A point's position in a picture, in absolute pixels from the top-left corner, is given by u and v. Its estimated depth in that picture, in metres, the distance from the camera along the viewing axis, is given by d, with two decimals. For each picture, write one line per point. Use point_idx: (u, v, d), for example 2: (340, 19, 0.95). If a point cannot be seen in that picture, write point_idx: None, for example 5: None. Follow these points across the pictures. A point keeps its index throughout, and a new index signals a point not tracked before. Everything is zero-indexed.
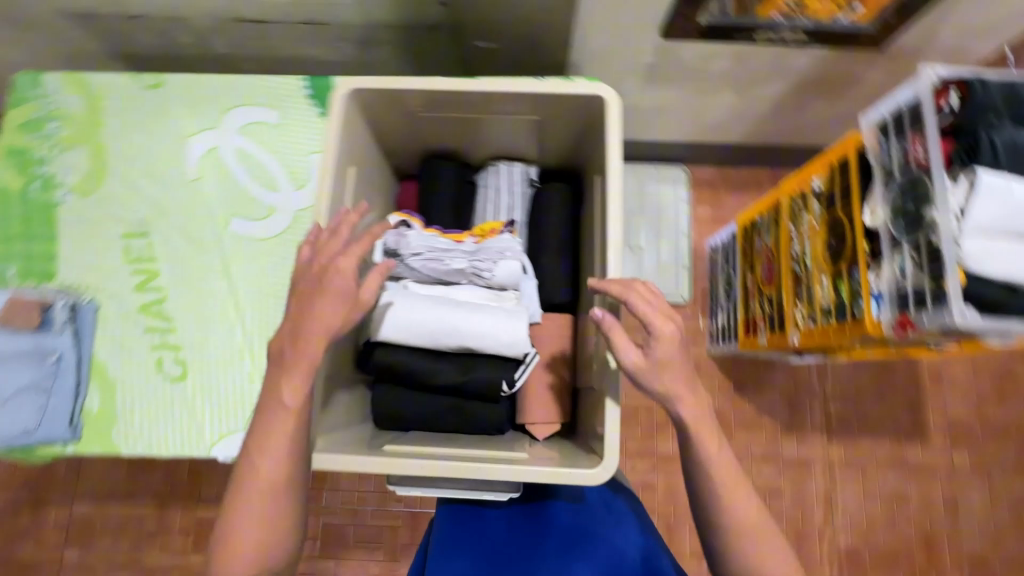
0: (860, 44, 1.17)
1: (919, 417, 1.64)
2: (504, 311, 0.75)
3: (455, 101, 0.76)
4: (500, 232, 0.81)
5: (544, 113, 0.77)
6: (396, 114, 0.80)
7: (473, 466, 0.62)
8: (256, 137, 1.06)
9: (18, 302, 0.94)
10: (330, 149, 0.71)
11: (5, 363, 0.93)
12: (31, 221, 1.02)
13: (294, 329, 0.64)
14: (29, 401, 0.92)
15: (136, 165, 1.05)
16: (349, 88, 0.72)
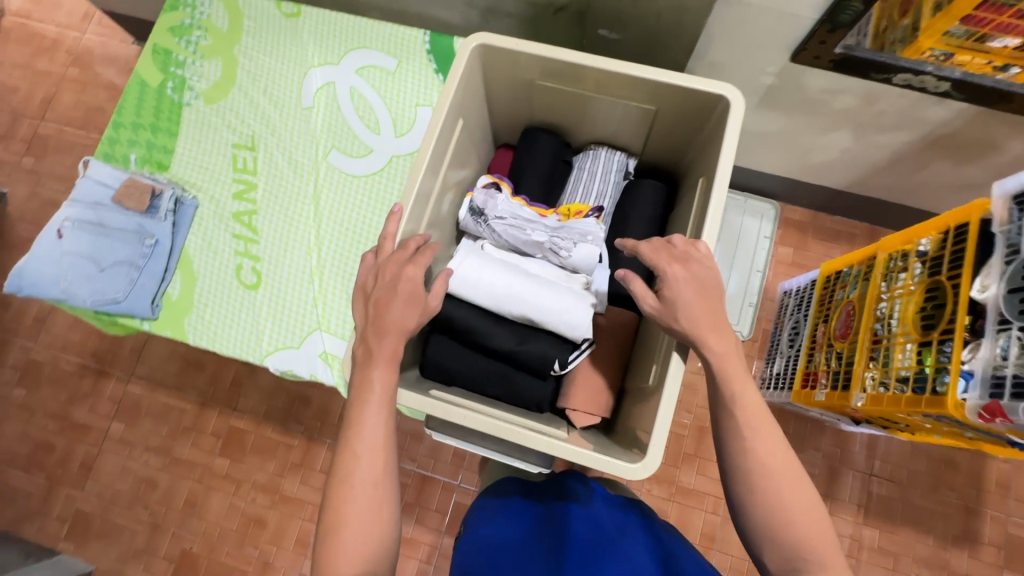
0: (1011, 106, 1.07)
1: (973, 523, 1.50)
2: (573, 292, 0.74)
3: (575, 74, 0.76)
4: (586, 215, 0.80)
5: (661, 104, 0.76)
6: (512, 78, 0.80)
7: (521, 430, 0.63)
8: (371, 80, 1.10)
9: (133, 185, 1.03)
10: (446, 97, 0.72)
11: (111, 236, 1.02)
12: (160, 116, 1.11)
13: (390, 279, 0.67)
14: (123, 275, 1.00)
15: (259, 83, 1.12)
16: (478, 41, 0.73)
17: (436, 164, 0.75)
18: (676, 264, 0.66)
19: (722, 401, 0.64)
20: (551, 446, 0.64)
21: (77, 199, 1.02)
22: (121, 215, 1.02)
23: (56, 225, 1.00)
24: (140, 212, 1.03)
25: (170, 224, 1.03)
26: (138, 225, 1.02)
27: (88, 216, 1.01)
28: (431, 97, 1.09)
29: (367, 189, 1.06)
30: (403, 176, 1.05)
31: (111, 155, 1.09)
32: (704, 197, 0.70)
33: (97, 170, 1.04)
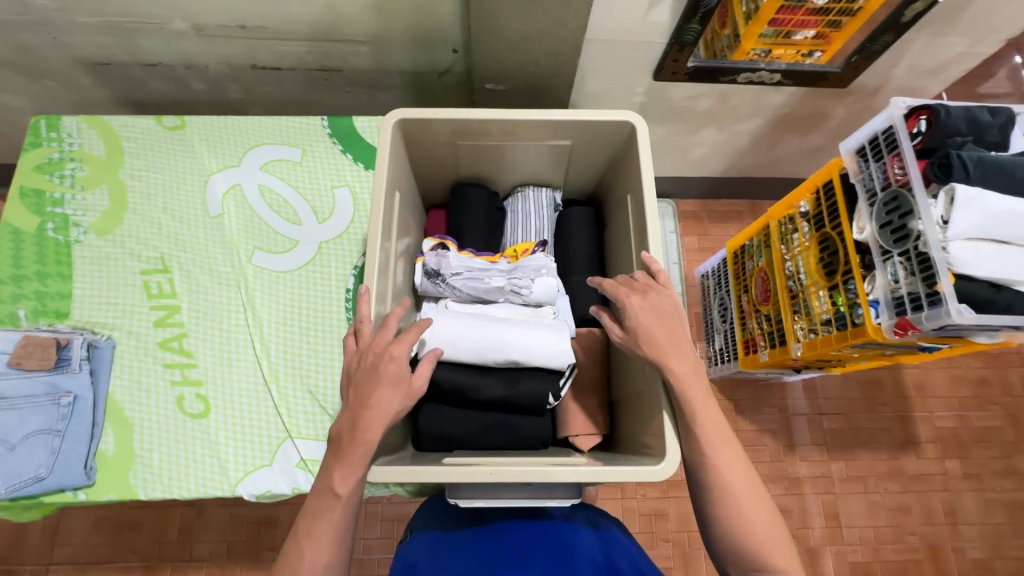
0: (829, 81, 1.30)
1: (909, 427, 1.71)
2: (547, 324, 0.77)
3: (492, 128, 0.82)
4: (533, 251, 0.85)
5: (574, 139, 0.84)
6: (434, 143, 0.84)
7: (543, 470, 0.63)
8: (279, 174, 1.09)
9: (32, 342, 0.91)
10: (380, 175, 0.75)
11: (15, 406, 0.88)
12: (46, 261, 1.01)
13: (371, 365, 0.66)
14: (41, 445, 0.88)
15: (157, 202, 1.05)
16: (396, 117, 0.76)
17: (386, 237, 0.76)
18: (635, 297, 0.65)
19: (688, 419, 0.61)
20: (547, 473, 0.64)
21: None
22: (23, 379, 0.90)
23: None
24: (48, 370, 0.91)
25: (85, 373, 0.92)
26: (48, 385, 0.91)
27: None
28: (345, 177, 1.10)
29: (302, 280, 1.02)
30: (337, 258, 1.04)
31: None
32: (635, 210, 0.76)
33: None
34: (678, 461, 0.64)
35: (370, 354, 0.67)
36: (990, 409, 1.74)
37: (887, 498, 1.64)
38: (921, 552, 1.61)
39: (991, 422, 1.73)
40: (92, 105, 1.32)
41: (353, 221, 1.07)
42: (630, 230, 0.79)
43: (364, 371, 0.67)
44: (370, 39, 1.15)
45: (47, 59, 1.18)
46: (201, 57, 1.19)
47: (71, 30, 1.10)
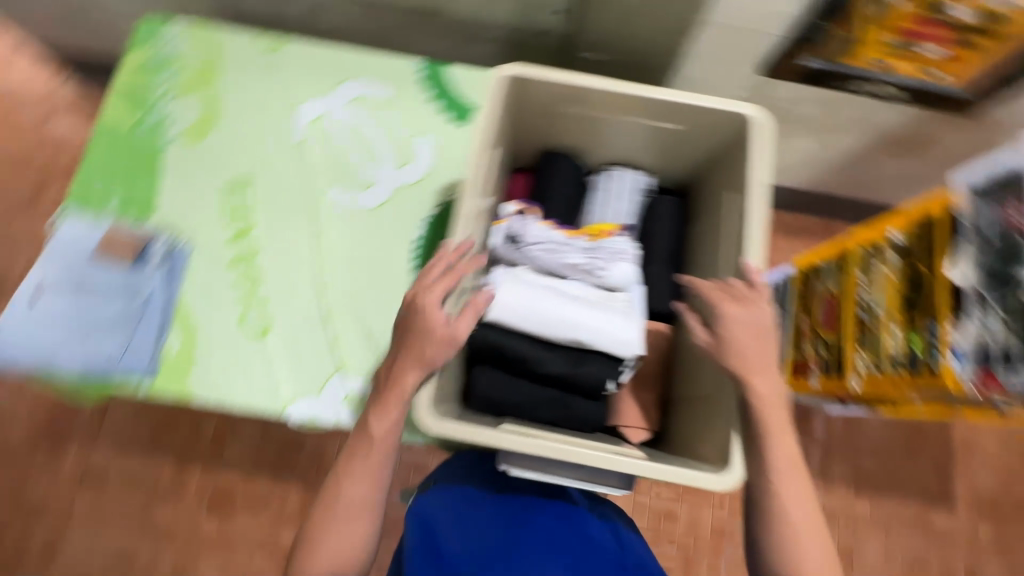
0: (950, 106, 1.20)
1: (946, 483, 1.64)
2: (619, 310, 0.75)
3: (603, 98, 0.79)
4: (614, 234, 0.83)
5: (683, 125, 0.80)
6: (537, 108, 0.83)
7: (597, 454, 0.62)
8: (365, 112, 1.08)
9: (116, 237, 0.98)
10: (483, 130, 0.74)
11: (98, 294, 0.95)
12: (137, 160, 1.04)
13: (427, 324, 0.67)
14: (117, 333, 0.93)
15: (246, 120, 1.07)
16: (507, 74, 0.75)
17: (478, 193, 0.76)
18: (734, 306, 0.61)
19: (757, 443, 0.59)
20: (612, 460, 0.63)
21: (54, 258, 0.95)
22: (106, 271, 0.96)
23: (33, 288, 0.93)
24: (128, 265, 0.97)
25: (161, 274, 0.97)
26: (127, 279, 0.96)
27: (69, 275, 0.95)
28: (430, 125, 1.09)
29: (374, 221, 1.03)
30: (411, 206, 1.04)
31: (84, 206, 1.01)
32: (736, 210, 0.72)
33: (74, 226, 0.98)
34: (744, 476, 0.60)
35: (432, 306, 0.68)
36: None
37: (907, 549, 1.58)
38: None
39: None
40: (192, 14, 1.34)
41: (432, 171, 1.06)
42: (724, 229, 0.75)
43: (437, 325, 0.67)
44: None
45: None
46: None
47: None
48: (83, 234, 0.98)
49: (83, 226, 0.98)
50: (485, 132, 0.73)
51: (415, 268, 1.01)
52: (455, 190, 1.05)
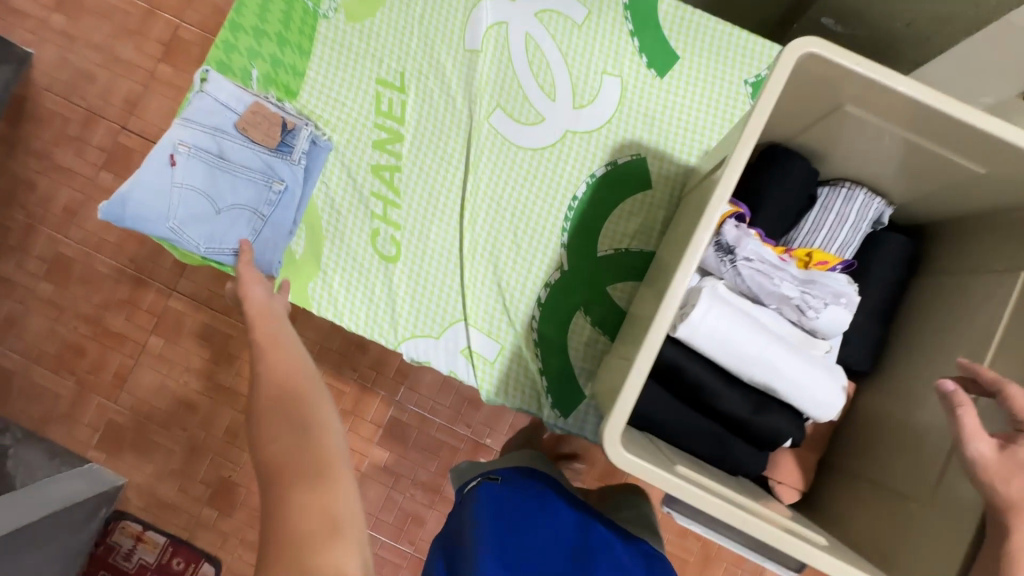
0: None
1: None
2: (823, 365, 0.65)
3: (906, 112, 0.59)
4: (833, 268, 0.70)
5: (990, 172, 0.61)
6: (807, 96, 0.65)
7: (784, 537, 0.55)
8: (552, 29, 0.91)
9: (259, 113, 0.88)
10: (749, 123, 0.57)
11: (231, 172, 0.87)
12: (288, 24, 0.91)
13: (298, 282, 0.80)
14: (244, 220, 0.87)
15: (415, 4, 0.91)
16: (805, 51, 0.56)
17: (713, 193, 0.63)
18: None
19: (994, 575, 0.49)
20: (811, 555, 0.55)
21: (194, 120, 0.86)
22: (246, 149, 0.88)
23: (169, 148, 0.85)
24: (270, 148, 0.88)
25: (302, 168, 0.89)
26: (265, 163, 0.89)
27: (207, 144, 0.86)
28: (622, 64, 0.91)
29: (532, 164, 0.90)
30: (577, 157, 0.90)
31: (227, 66, 0.90)
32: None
33: (217, 87, 0.87)
34: None
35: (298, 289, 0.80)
36: None
37: None
38: None
39: None
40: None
41: (610, 122, 0.91)
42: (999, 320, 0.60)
43: (650, 345, 0.57)
44: None
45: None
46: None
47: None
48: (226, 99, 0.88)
49: (226, 90, 0.88)
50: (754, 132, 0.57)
51: (566, 229, 0.90)
52: (632, 152, 0.91)
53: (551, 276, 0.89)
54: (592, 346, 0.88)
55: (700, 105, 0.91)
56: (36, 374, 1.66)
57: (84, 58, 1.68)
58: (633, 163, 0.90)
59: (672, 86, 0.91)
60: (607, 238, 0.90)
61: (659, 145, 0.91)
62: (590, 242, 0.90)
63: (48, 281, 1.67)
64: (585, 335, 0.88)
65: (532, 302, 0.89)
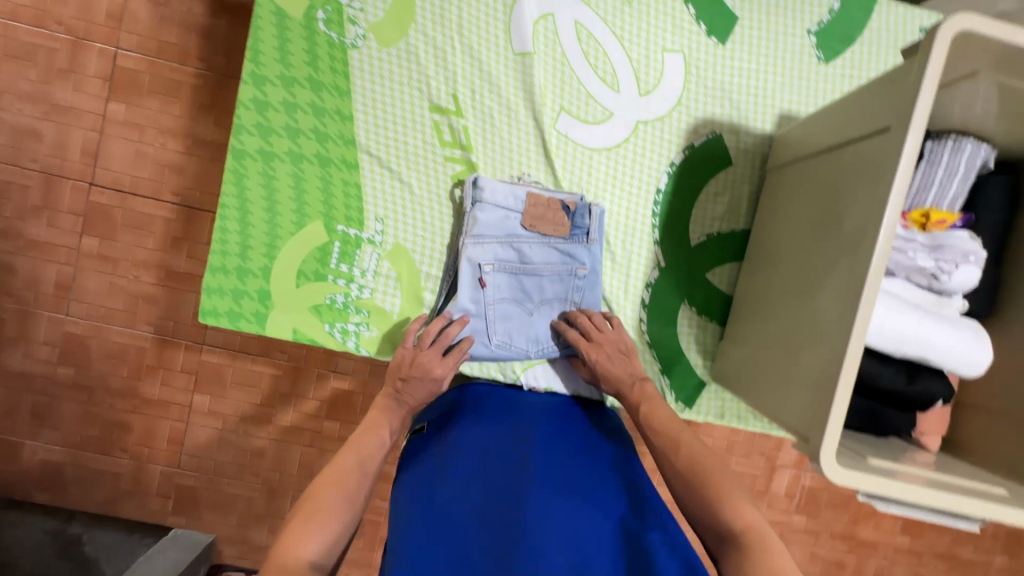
0: None
1: None
2: (966, 326, 0.68)
3: None
4: (954, 227, 0.70)
5: None
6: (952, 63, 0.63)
7: (980, 502, 0.57)
8: (602, 13, 0.84)
9: (541, 207, 0.83)
10: (914, 118, 0.57)
11: (535, 273, 0.84)
12: (319, 65, 0.81)
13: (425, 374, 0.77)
14: (555, 312, 0.85)
15: (453, 12, 0.81)
16: (962, 27, 0.55)
17: (868, 191, 0.62)
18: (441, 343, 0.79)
19: (711, 507, 0.62)
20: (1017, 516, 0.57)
21: (484, 234, 0.82)
22: (541, 243, 0.84)
23: (474, 271, 0.82)
24: (566, 238, 0.84)
25: (600, 245, 0.85)
26: (563, 253, 0.84)
27: (507, 253, 0.83)
28: (681, 36, 0.86)
29: (608, 165, 0.87)
30: (654, 147, 0.87)
31: (268, 126, 0.81)
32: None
33: (492, 192, 0.82)
34: None
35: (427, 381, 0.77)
36: None
37: None
38: None
39: None
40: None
41: (679, 104, 0.87)
42: None
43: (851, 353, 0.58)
44: None
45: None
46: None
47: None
48: (513, 204, 0.83)
49: (501, 191, 0.82)
50: (920, 131, 0.57)
51: (656, 224, 0.88)
52: (706, 131, 0.88)
53: (651, 275, 0.89)
54: (704, 334, 0.90)
55: (765, 65, 0.87)
56: (72, 468, 1.30)
57: (20, 113, 1.18)
58: (710, 142, 0.88)
59: (736, 52, 0.86)
60: (697, 224, 0.89)
61: (731, 118, 0.88)
62: (681, 233, 0.89)
63: (64, 364, 1.27)
64: (694, 327, 0.89)
65: (638, 305, 0.89)
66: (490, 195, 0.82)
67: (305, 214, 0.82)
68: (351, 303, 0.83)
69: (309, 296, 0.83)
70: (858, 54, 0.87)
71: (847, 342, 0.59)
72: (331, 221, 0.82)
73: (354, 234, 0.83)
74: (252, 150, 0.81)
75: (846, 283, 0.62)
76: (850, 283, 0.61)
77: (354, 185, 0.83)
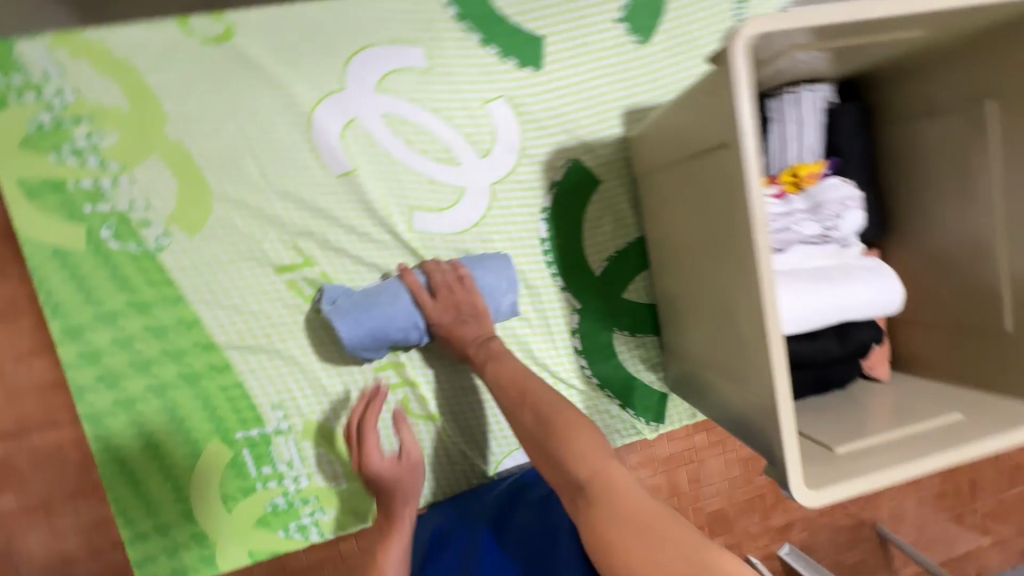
0: None
1: None
2: (870, 271, 0.69)
3: (839, 28, 0.59)
4: (826, 178, 0.70)
5: (935, 26, 0.61)
6: (766, 46, 0.61)
7: (942, 452, 0.58)
8: (406, 95, 0.76)
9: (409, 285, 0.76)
10: (742, 137, 0.53)
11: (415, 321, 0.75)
12: (133, 286, 0.70)
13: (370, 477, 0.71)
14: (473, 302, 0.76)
15: (250, 168, 0.72)
16: (748, 34, 0.51)
17: (726, 203, 0.59)
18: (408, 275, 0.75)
19: (555, 459, 0.60)
20: (976, 448, 0.59)
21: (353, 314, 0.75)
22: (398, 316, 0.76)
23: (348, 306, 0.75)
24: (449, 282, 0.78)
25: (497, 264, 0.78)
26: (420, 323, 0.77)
27: None
28: (497, 81, 0.79)
29: (483, 241, 0.81)
30: (518, 203, 0.82)
31: (111, 373, 0.70)
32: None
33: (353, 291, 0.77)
34: None
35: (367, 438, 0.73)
36: None
37: None
38: None
39: None
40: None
41: (524, 150, 0.81)
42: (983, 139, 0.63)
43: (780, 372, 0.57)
44: None
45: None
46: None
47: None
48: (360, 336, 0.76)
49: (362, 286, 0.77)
50: (756, 142, 0.53)
51: (555, 271, 0.84)
52: (563, 162, 0.83)
53: (573, 319, 0.85)
54: (646, 350, 0.88)
55: (591, 74, 0.82)
56: None
57: None
58: (571, 170, 0.83)
59: (557, 74, 0.81)
60: (594, 253, 0.85)
61: (580, 140, 0.83)
62: (583, 268, 0.85)
63: None
64: (633, 347, 0.88)
65: (572, 354, 0.86)
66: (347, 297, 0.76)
67: (196, 441, 0.73)
68: (294, 499, 0.77)
69: (247, 515, 0.76)
70: (672, 24, 0.83)
71: (775, 374, 0.57)
72: (227, 434, 0.74)
73: (258, 434, 0.75)
74: (106, 404, 0.71)
75: (749, 312, 0.59)
76: (752, 300, 0.58)
77: (234, 385, 0.74)
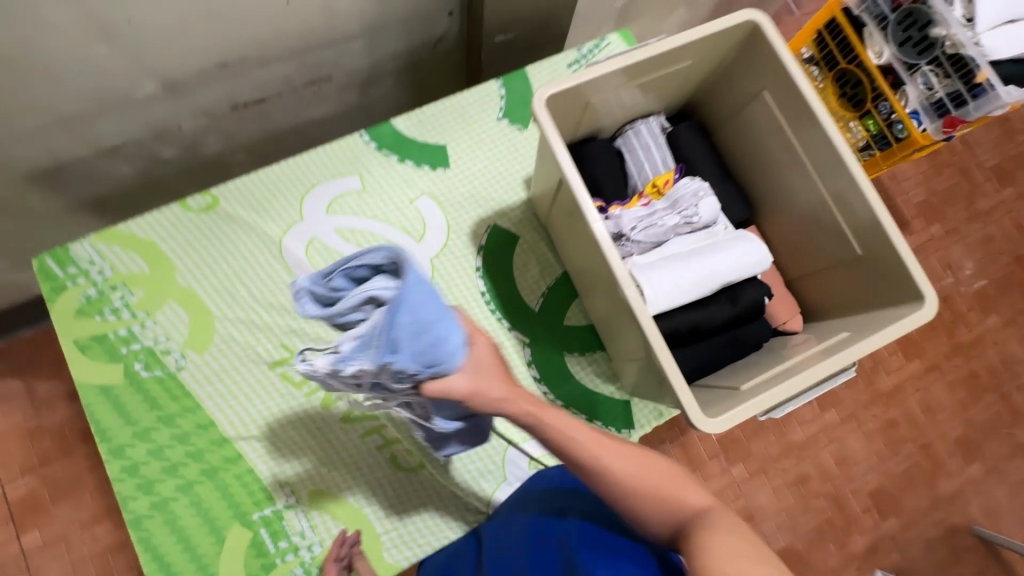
0: None
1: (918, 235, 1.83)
2: (736, 239, 0.82)
3: (624, 77, 0.80)
4: (677, 180, 0.87)
5: (700, 55, 0.81)
6: (580, 103, 0.82)
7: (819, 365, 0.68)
8: (350, 210, 0.99)
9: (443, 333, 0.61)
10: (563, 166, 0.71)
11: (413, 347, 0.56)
12: (159, 404, 0.88)
13: None
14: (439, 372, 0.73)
15: (240, 292, 0.93)
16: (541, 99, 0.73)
17: (581, 217, 0.76)
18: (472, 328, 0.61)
19: (665, 500, 0.64)
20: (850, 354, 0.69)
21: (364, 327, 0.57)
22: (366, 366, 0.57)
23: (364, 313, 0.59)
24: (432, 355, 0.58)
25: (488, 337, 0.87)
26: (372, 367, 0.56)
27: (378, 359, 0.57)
28: (417, 184, 1.02)
29: None
30: (455, 269, 0.99)
31: (147, 480, 0.85)
32: (785, 87, 0.77)
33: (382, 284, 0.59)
34: (935, 306, 0.69)
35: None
36: (984, 197, 1.85)
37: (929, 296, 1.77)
38: (951, 321, 1.78)
39: (989, 204, 1.85)
40: (43, 166, 1.00)
41: (450, 227, 1.01)
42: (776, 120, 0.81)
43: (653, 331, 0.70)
44: (363, 31, 1.04)
45: (12, 85, 0.82)
46: (190, 37, 0.88)
47: (65, 62, 0.82)
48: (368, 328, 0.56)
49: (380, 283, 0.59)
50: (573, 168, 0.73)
51: (500, 316, 0.99)
52: (484, 229, 1.02)
53: (525, 353, 0.97)
54: (598, 365, 0.99)
55: (489, 160, 1.04)
56: None
57: None
58: (492, 234, 1.02)
59: (462, 166, 1.04)
60: (529, 292, 1.00)
61: (493, 209, 1.03)
62: (523, 307, 1.00)
63: None
64: (586, 365, 0.98)
65: (534, 384, 0.96)
66: (355, 267, 0.61)
67: (220, 528, 0.85)
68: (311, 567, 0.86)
69: None
70: None
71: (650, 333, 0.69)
72: (246, 517, 0.86)
73: (271, 512, 0.86)
74: (145, 509, 0.84)
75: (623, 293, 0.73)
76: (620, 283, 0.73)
77: (247, 472, 0.87)
